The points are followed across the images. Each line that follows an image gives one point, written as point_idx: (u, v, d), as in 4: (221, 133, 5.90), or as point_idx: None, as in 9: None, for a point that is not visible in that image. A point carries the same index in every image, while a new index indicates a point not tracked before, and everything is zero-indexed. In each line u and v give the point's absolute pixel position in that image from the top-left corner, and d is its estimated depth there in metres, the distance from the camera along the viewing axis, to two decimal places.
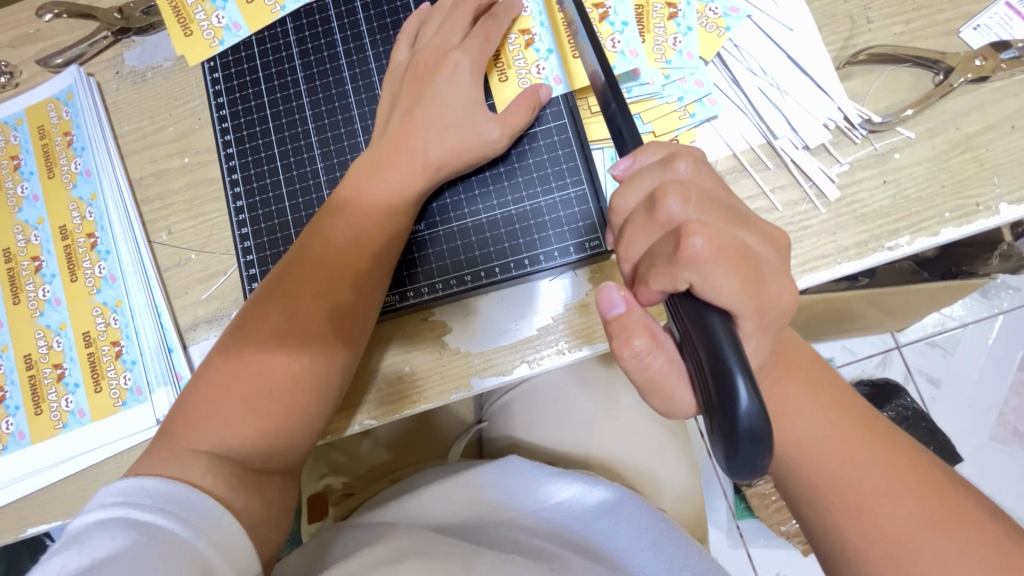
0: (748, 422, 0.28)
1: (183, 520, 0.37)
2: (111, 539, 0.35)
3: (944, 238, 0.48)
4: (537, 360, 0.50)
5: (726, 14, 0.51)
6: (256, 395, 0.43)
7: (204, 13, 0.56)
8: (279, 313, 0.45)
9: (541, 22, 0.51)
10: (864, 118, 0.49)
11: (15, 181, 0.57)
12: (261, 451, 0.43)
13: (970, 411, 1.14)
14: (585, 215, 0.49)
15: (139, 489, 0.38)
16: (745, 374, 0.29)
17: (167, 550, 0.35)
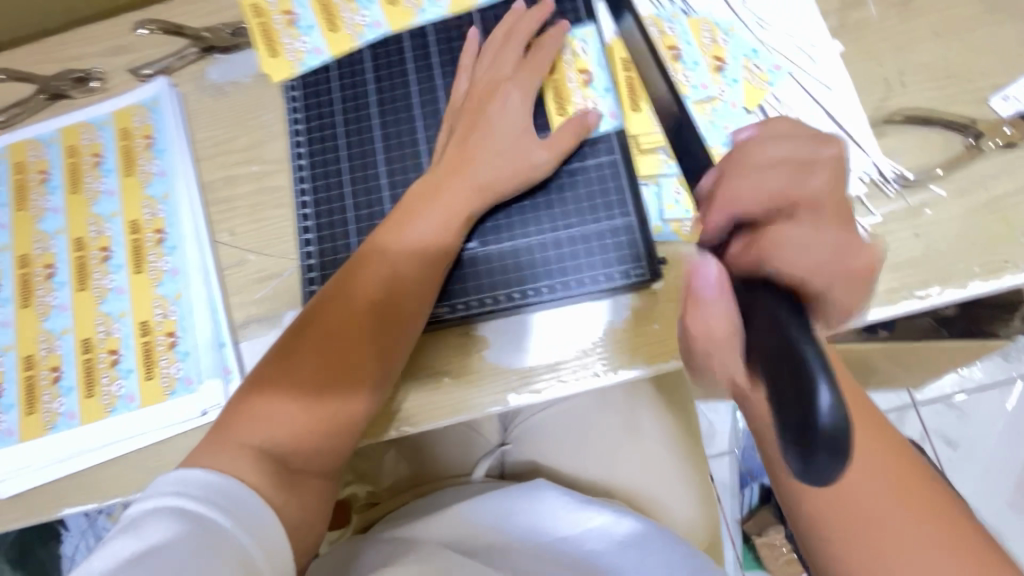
0: (830, 428, 0.23)
1: (231, 514, 0.39)
2: (166, 528, 0.37)
3: (973, 292, 0.50)
4: (572, 379, 0.52)
5: (769, 70, 0.56)
6: (307, 393, 0.45)
7: (290, 38, 0.62)
8: (332, 318, 0.47)
9: (599, 64, 0.56)
10: (898, 174, 0.52)
11: (95, 176, 0.62)
12: (308, 447, 0.45)
13: (988, 476, 1.13)
14: (631, 244, 0.52)
15: (193, 480, 0.40)
16: (827, 375, 0.24)
17: (216, 543, 0.37)
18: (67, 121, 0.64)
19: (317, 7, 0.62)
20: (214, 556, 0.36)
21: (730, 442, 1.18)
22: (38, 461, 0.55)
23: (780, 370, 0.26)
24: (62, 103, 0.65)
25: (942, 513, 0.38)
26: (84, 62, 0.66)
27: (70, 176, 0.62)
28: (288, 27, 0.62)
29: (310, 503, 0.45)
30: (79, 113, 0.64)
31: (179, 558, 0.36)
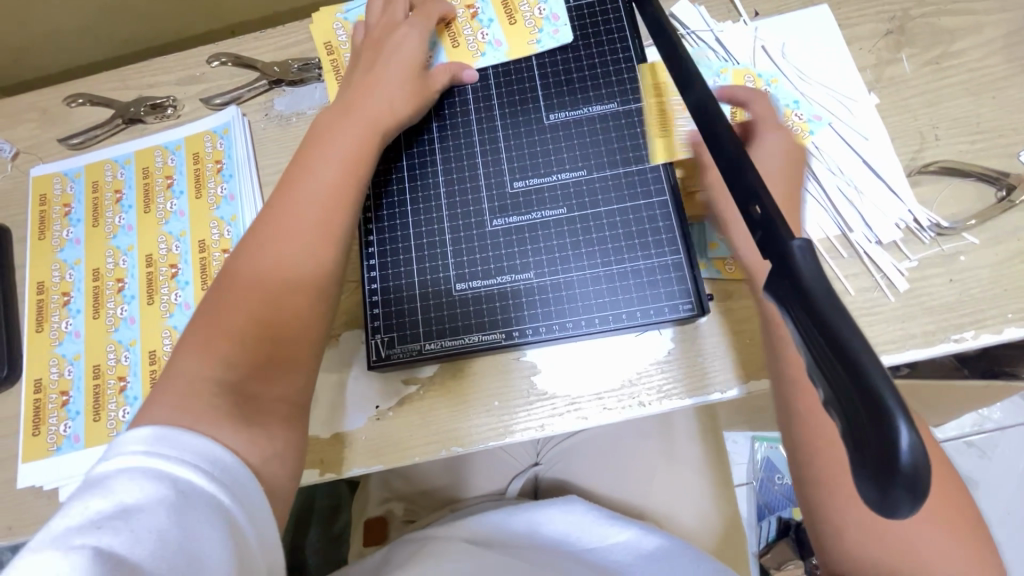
0: (909, 466, 0.24)
1: (216, 479, 0.37)
2: (139, 489, 0.34)
3: (1007, 337, 0.52)
4: (617, 407, 0.54)
5: (810, 120, 0.59)
6: (264, 298, 0.46)
7: None
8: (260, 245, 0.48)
9: (703, 94, 0.57)
10: (933, 222, 0.55)
11: (166, 197, 0.65)
12: (274, 354, 0.46)
13: (1009, 518, 1.12)
14: (682, 280, 0.53)
15: (180, 444, 0.37)
16: (906, 415, 0.25)
17: (200, 503, 0.35)
18: (142, 144, 0.68)
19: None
20: (200, 516, 0.34)
21: (749, 473, 1.19)
22: None
23: (860, 408, 0.26)
24: (137, 127, 0.70)
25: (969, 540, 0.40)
26: (159, 90, 0.71)
27: (143, 196, 0.66)
28: None
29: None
30: (153, 138, 0.68)
31: (160, 521, 0.33)
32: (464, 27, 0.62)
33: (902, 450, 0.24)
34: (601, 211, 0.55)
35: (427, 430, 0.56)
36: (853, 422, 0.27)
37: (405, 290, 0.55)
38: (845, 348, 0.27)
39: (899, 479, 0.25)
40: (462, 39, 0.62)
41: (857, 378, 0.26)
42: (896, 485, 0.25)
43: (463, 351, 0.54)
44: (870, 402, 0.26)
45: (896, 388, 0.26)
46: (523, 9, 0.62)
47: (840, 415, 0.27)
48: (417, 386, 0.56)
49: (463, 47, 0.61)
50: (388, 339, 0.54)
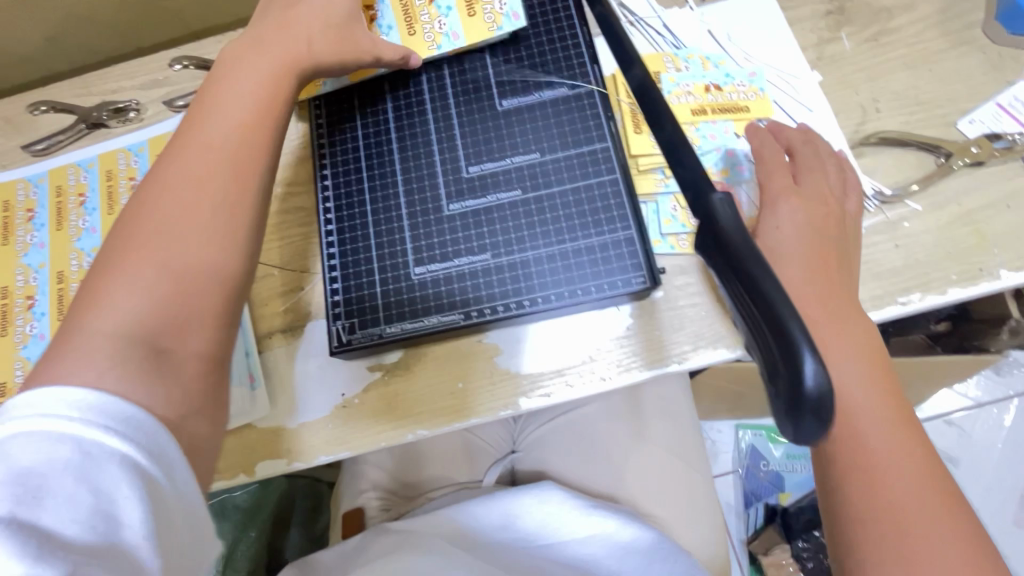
0: (816, 393, 0.25)
1: (135, 441, 0.33)
2: (43, 450, 0.31)
3: (952, 297, 0.53)
4: (579, 384, 0.55)
5: (757, 87, 0.60)
6: (181, 238, 0.39)
7: None
8: (166, 179, 0.41)
9: (707, 72, 0.61)
10: (876, 191, 0.57)
11: (129, 199, 0.66)
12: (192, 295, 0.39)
13: (991, 493, 1.14)
14: (632, 254, 0.54)
15: (95, 407, 0.33)
16: (812, 346, 0.26)
17: (111, 465, 0.31)
18: (104, 147, 0.69)
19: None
20: (113, 480, 0.31)
21: (734, 461, 1.19)
22: None
23: (771, 344, 0.27)
24: (100, 132, 0.71)
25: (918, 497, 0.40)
26: (122, 95, 0.72)
27: (107, 198, 0.66)
28: None
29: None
30: (116, 141, 0.69)
31: (68, 487, 0.30)
32: (422, 10, 0.60)
33: (805, 376, 0.26)
34: (556, 193, 0.56)
35: (394, 415, 0.56)
36: (768, 357, 0.28)
37: (367, 280, 0.56)
38: (758, 291, 0.28)
39: (805, 405, 0.26)
40: (419, 28, 0.60)
41: (768, 314, 0.27)
42: (803, 412, 0.26)
43: (422, 333, 0.55)
44: (779, 335, 0.27)
45: (803, 321, 0.27)
46: (484, 2, 0.60)
47: (759, 353, 0.29)
48: (382, 372, 0.57)
49: (420, 36, 0.60)
50: (350, 324, 0.55)
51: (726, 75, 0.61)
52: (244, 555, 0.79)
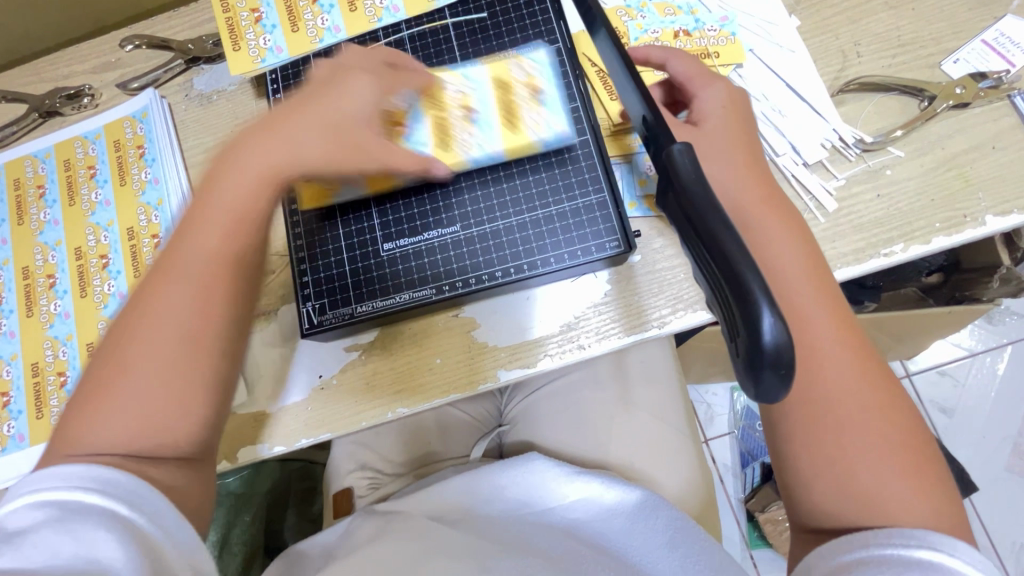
0: (772, 348, 0.24)
1: (103, 493, 0.35)
2: (31, 514, 0.34)
3: (936, 246, 0.52)
4: (558, 354, 0.54)
5: (723, 26, 0.58)
6: (174, 366, 0.39)
7: (254, 34, 0.62)
8: (155, 307, 0.40)
9: (669, 20, 0.58)
10: (857, 138, 0.54)
11: (90, 188, 0.64)
12: (179, 411, 0.39)
13: (984, 440, 1.14)
14: (606, 218, 0.53)
15: (61, 472, 0.35)
16: (770, 299, 0.25)
17: (90, 518, 0.34)
18: (60, 136, 0.66)
19: (281, 6, 0.62)
20: (91, 529, 0.34)
21: (730, 423, 1.20)
22: None
23: (730, 299, 0.26)
24: (56, 120, 0.68)
25: (912, 490, 0.38)
26: (74, 80, 0.69)
27: (67, 189, 0.64)
28: (253, 24, 0.62)
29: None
30: (72, 128, 0.66)
31: (55, 540, 0.34)
32: (528, 128, 0.54)
33: (763, 330, 0.25)
34: (529, 159, 0.54)
35: (370, 393, 0.55)
36: (727, 313, 0.27)
37: (335, 260, 0.55)
38: (715, 244, 0.27)
39: (764, 359, 0.25)
40: (523, 140, 0.54)
41: (726, 268, 0.26)
42: (762, 367, 0.25)
43: (395, 310, 0.54)
44: (736, 288, 0.26)
45: (761, 272, 0.26)
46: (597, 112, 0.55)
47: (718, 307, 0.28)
48: (360, 352, 0.56)
49: (523, 152, 0.54)
50: (320, 306, 0.54)
51: (693, 21, 0.58)
52: (240, 538, 0.79)
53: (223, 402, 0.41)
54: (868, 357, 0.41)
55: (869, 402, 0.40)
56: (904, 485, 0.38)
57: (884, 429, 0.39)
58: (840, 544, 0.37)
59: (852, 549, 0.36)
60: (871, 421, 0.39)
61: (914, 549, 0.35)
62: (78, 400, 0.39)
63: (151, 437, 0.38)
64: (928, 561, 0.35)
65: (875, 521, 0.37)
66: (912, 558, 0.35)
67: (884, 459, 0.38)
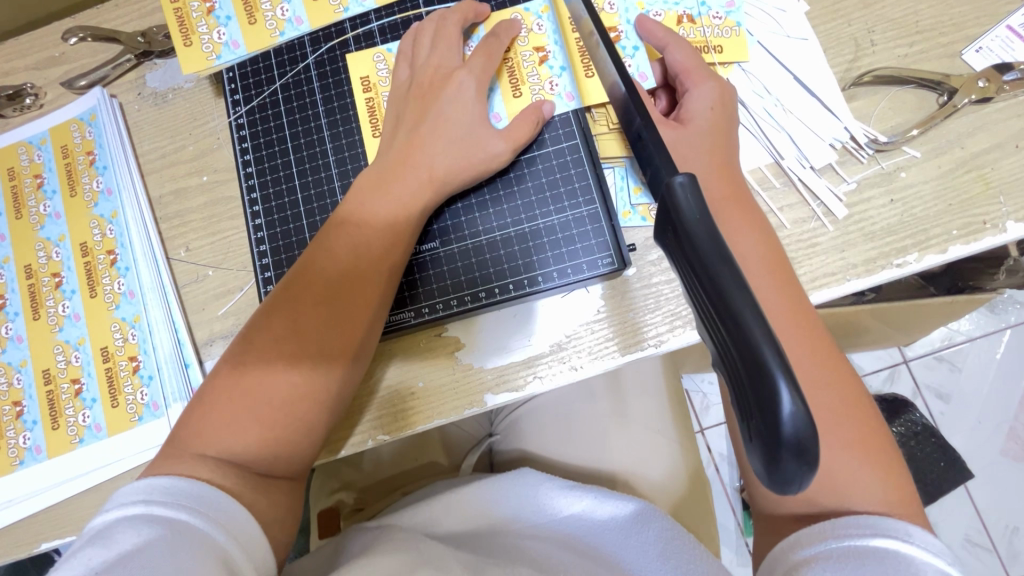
0: (792, 429, 0.23)
1: (212, 518, 0.39)
2: (136, 534, 0.36)
3: (952, 255, 0.48)
4: (548, 375, 0.51)
5: (729, 13, 0.52)
6: (277, 385, 0.44)
7: (207, 27, 0.56)
8: (281, 317, 0.46)
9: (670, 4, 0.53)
10: (870, 138, 0.50)
11: (38, 199, 0.59)
12: (293, 426, 0.44)
13: (980, 426, 1.13)
14: (598, 232, 0.50)
15: (177, 491, 0.39)
16: (788, 374, 0.23)
17: (193, 539, 0.37)
18: (4, 142, 0.61)
19: None
20: (195, 550, 0.36)
21: None
22: (9, 497, 0.53)
23: (743, 370, 0.25)
24: None
25: (907, 507, 0.38)
26: (16, 78, 0.63)
27: (13, 201, 0.59)
28: (205, 15, 0.56)
29: (278, 508, 0.44)
30: (16, 132, 0.61)
31: (156, 556, 0.35)
32: (531, 73, 0.52)
33: (782, 411, 0.23)
34: (521, 166, 0.52)
35: (346, 420, 0.51)
36: (742, 383, 0.25)
37: None
38: (727, 307, 0.25)
39: (783, 440, 0.23)
40: (526, 90, 0.52)
41: (740, 339, 0.24)
42: (781, 451, 0.24)
43: None
44: (750, 361, 0.24)
45: (778, 343, 0.24)
46: None
47: (732, 374, 0.26)
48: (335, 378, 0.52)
49: (525, 98, 0.52)
50: None
51: (697, 6, 0.52)
52: None
53: (328, 422, 0.47)
54: (851, 376, 0.41)
55: (842, 409, 0.39)
56: (854, 459, 0.38)
57: (840, 411, 0.39)
58: (800, 540, 0.36)
59: (813, 543, 0.36)
60: (835, 413, 0.39)
61: (870, 538, 0.35)
62: (194, 407, 0.44)
63: (261, 451, 0.43)
64: (884, 549, 0.34)
65: (836, 504, 0.38)
66: (872, 546, 0.35)
67: (862, 474, 0.38)
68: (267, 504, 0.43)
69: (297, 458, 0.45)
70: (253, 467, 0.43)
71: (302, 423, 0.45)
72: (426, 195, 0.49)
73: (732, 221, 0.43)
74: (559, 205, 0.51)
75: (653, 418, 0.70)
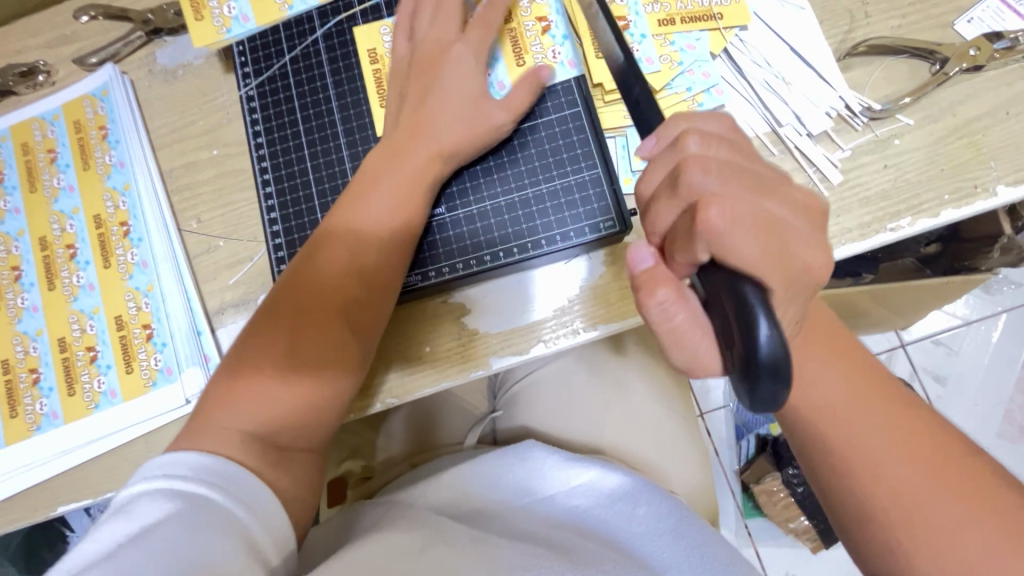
0: (771, 356, 0.28)
1: (229, 493, 0.40)
2: (158, 508, 0.37)
3: (944, 219, 0.50)
4: (553, 339, 0.52)
5: None
6: (295, 346, 0.46)
7: (217, 2, 0.57)
8: (299, 280, 0.48)
9: None
10: (864, 106, 0.52)
11: (52, 173, 0.60)
12: (309, 385, 0.46)
13: (977, 408, 1.15)
14: (600, 197, 0.52)
15: (192, 466, 0.40)
16: (768, 313, 0.29)
17: (210, 515, 0.38)
18: (17, 118, 0.62)
19: None
20: (212, 527, 0.37)
21: (726, 396, 1.18)
22: (26, 462, 0.55)
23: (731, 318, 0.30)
24: (10, 99, 0.63)
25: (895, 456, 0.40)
26: (28, 56, 0.64)
27: (27, 175, 0.60)
28: None
29: (292, 469, 0.45)
30: (29, 108, 0.62)
31: (174, 531, 0.36)
32: (534, 42, 0.54)
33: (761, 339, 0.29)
34: (524, 134, 0.53)
35: (358, 387, 0.53)
36: (727, 329, 0.31)
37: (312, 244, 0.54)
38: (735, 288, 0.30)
39: (763, 369, 0.29)
40: (529, 60, 0.54)
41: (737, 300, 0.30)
42: (763, 375, 0.29)
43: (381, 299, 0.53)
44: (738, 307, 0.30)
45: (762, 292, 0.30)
46: None
47: (724, 343, 0.31)
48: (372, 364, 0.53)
49: (529, 67, 0.54)
50: None
51: None
52: None
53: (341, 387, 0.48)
54: (867, 378, 0.42)
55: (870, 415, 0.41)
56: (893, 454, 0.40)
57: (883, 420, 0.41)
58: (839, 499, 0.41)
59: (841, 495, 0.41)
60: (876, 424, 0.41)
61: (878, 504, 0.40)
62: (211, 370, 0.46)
63: (275, 414, 0.45)
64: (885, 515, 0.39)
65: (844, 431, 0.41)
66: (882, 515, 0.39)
67: (899, 467, 0.40)
68: (283, 466, 0.44)
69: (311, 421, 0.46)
70: (267, 429, 0.44)
71: (315, 381, 0.46)
72: (435, 165, 0.50)
73: (775, 199, 0.33)
74: (565, 171, 0.52)
75: (652, 391, 0.71)
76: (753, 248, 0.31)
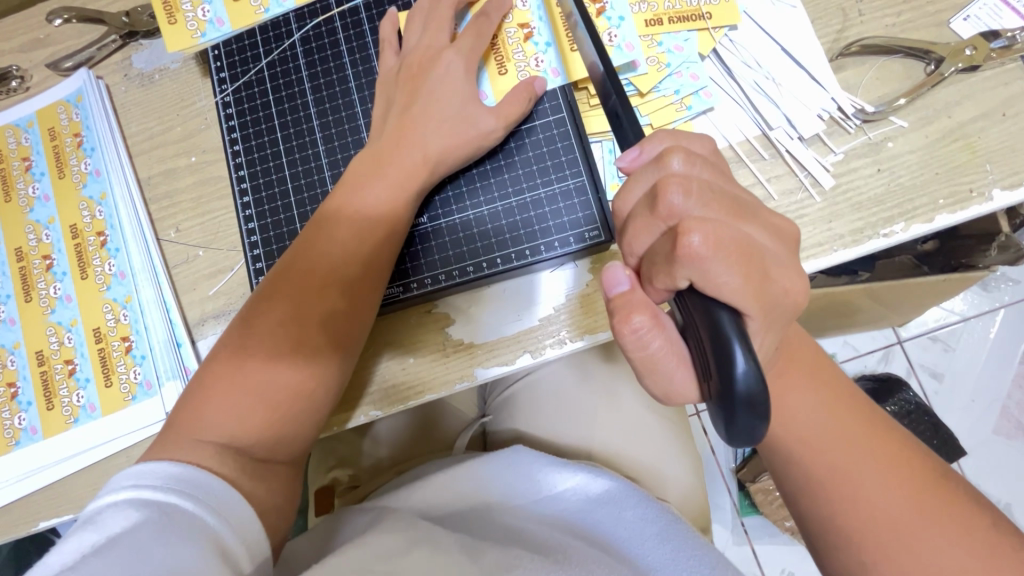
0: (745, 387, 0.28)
1: (200, 500, 0.39)
2: (125, 518, 0.36)
3: (939, 224, 0.48)
4: (539, 350, 0.51)
5: None
6: (273, 361, 0.45)
7: (191, 4, 0.56)
8: (276, 292, 0.46)
9: None
10: (857, 108, 0.50)
11: (26, 182, 0.59)
12: (286, 402, 0.45)
13: (974, 405, 1.14)
14: (585, 205, 0.50)
15: (160, 473, 0.39)
16: (742, 341, 0.29)
17: (179, 523, 0.37)
18: None
19: None
20: (180, 535, 0.36)
21: None
22: (5, 478, 0.54)
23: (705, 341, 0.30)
24: None
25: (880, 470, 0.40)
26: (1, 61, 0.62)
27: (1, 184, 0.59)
28: None
29: (271, 486, 0.44)
30: (3, 115, 0.60)
31: (142, 538, 0.35)
32: (516, 50, 0.52)
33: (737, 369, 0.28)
34: (507, 141, 0.52)
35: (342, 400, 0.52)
36: (703, 355, 0.30)
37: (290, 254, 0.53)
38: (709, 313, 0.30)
39: (737, 398, 0.28)
40: (512, 68, 0.52)
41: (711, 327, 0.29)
42: (736, 406, 0.28)
43: None
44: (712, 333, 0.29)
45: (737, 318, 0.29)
46: None
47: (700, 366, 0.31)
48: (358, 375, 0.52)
49: (511, 75, 0.52)
50: None
51: None
52: None
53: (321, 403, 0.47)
54: (848, 403, 0.42)
55: (850, 437, 0.41)
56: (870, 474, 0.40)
57: (861, 442, 0.41)
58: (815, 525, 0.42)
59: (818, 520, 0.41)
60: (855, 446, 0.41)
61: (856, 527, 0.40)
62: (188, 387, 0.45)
63: (254, 432, 0.44)
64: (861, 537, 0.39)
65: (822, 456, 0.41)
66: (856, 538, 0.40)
67: (880, 489, 0.40)
68: (262, 484, 0.43)
69: (291, 438, 0.45)
70: (246, 449, 0.43)
71: (293, 397, 0.45)
72: (417, 174, 0.49)
73: (752, 227, 0.32)
74: (551, 180, 0.51)
75: (644, 397, 0.70)
76: (732, 276, 0.30)
